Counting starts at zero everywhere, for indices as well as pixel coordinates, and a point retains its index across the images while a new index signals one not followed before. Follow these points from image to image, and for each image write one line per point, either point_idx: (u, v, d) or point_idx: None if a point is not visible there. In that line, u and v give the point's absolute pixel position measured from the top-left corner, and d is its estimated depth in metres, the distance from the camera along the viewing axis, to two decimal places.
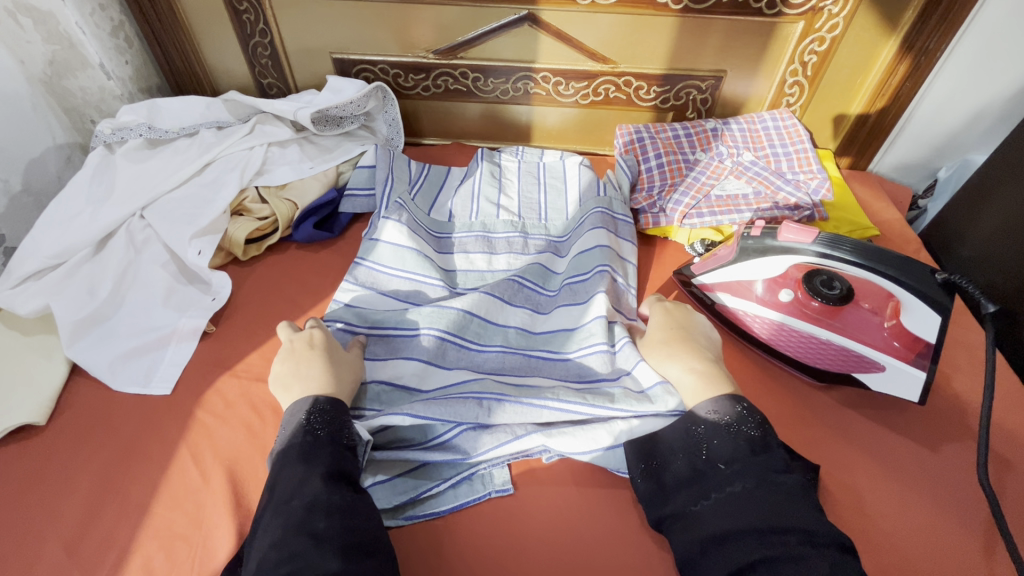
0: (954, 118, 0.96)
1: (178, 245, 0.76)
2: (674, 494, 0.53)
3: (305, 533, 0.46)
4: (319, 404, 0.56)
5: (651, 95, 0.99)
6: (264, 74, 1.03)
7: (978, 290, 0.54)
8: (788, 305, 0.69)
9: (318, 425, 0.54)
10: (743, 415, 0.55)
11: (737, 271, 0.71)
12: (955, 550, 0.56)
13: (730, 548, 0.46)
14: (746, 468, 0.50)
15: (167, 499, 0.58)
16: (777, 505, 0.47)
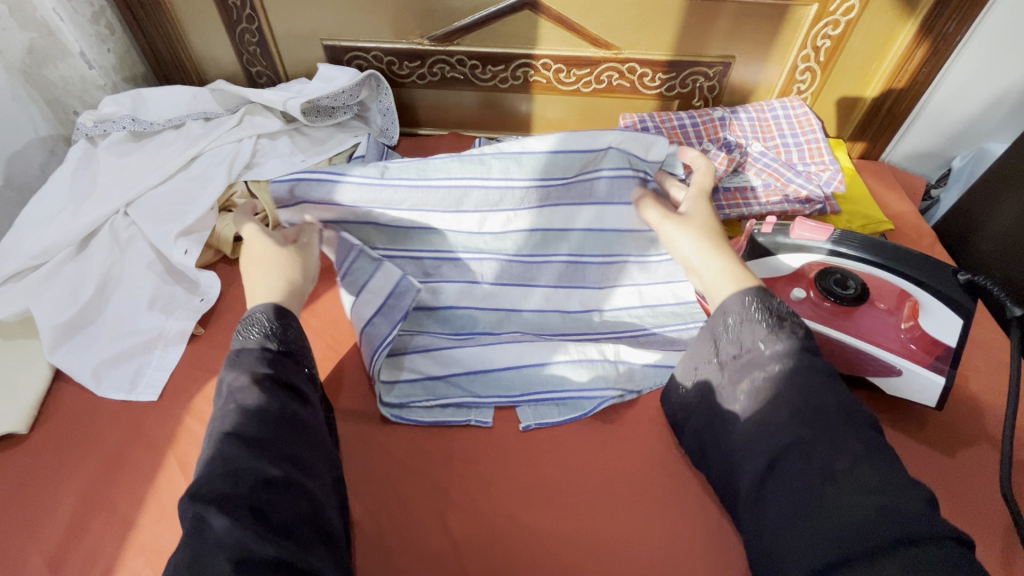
0: (972, 104, 0.92)
1: (163, 243, 0.73)
2: (716, 395, 0.54)
3: (238, 435, 0.45)
4: (272, 312, 0.53)
5: (657, 82, 0.94)
6: (253, 62, 0.98)
7: (1006, 295, 0.51)
8: (800, 304, 0.65)
9: (272, 337, 0.52)
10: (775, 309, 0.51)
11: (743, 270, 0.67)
12: (975, 563, 0.54)
13: (766, 440, 0.47)
14: (791, 352, 0.49)
15: (153, 510, 0.56)
16: (820, 393, 0.46)
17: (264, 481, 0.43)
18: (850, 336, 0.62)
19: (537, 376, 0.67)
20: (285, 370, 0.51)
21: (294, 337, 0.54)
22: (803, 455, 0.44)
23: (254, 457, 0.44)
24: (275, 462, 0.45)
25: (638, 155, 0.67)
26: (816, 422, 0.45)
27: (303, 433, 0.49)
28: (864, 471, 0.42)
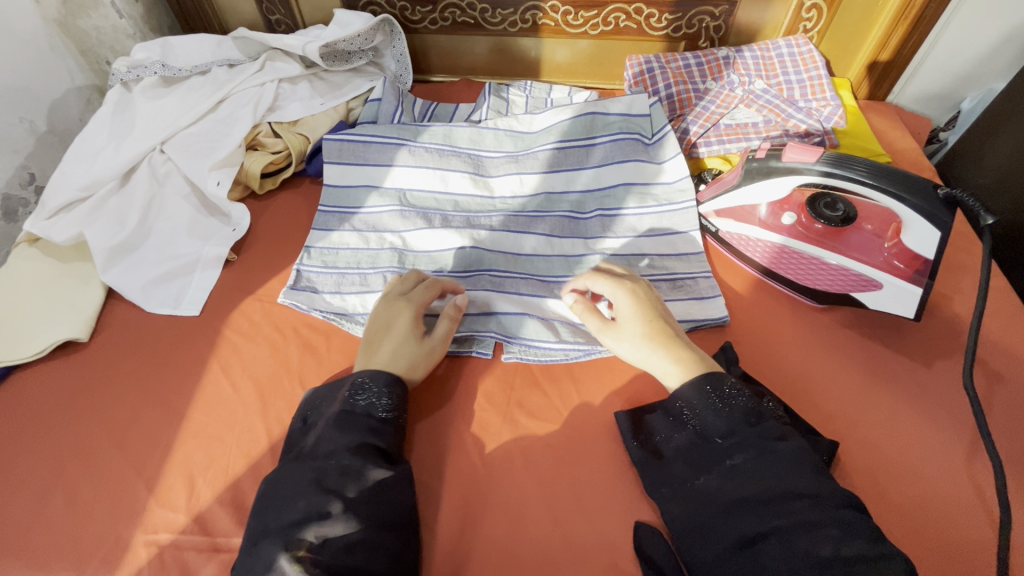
0: (982, 40, 0.92)
1: (198, 176, 0.79)
2: (669, 468, 0.56)
3: (334, 495, 0.49)
4: (381, 379, 0.58)
5: (663, 23, 0.96)
6: (271, 10, 1.02)
7: (980, 204, 0.56)
8: (791, 227, 0.72)
9: (381, 402, 0.57)
10: (729, 392, 0.55)
11: (742, 193, 0.73)
12: (938, 457, 0.59)
13: (738, 518, 0.47)
14: (745, 439, 0.51)
15: (201, 406, 0.64)
16: (778, 475, 0.48)
17: (349, 541, 0.47)
18: (835, 254, 0.68)
19: (536, 308, 0.73)
20: (387, 440, 0.55)
21: (400, 404, 0.58)
22: (775, 537, 0.45)
23: (340, 518, 0.48)
24: (366, 522, 0.49)
25: (646, 137, 0.83)
26: (789, 497, 0.46)
27: (396, 495, 0.52)
28: (829, 530, 0.43)
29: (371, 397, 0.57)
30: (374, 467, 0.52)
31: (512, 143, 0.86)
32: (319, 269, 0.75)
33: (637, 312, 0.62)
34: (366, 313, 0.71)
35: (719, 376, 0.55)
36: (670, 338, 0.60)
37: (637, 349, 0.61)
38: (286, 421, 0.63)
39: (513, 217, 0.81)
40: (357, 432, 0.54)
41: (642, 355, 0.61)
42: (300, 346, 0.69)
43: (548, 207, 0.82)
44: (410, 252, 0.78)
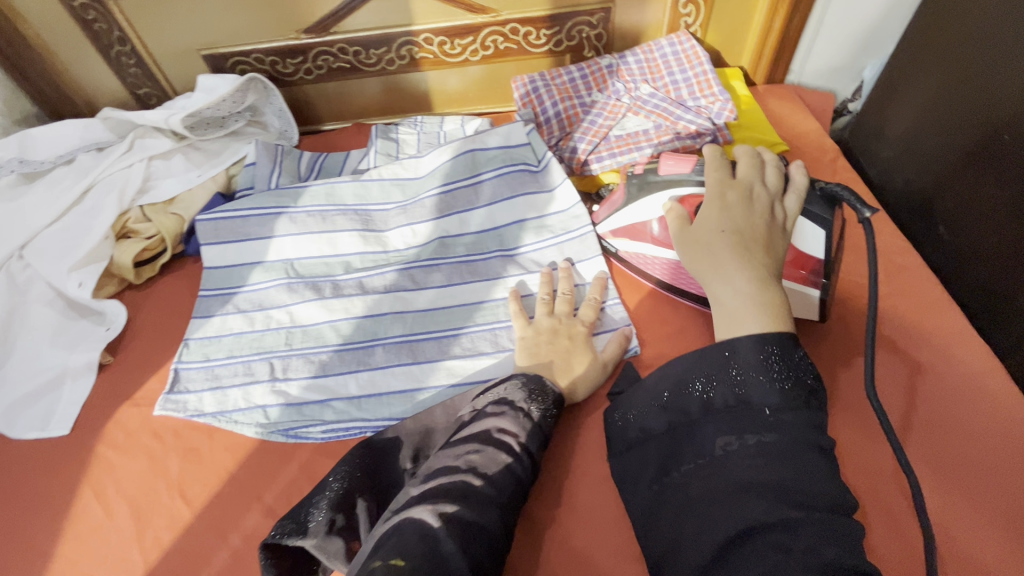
0: (864, 11, 0.90)
1: (58, 278, 0.74)
2: (697, 431, 0.51)
3: (487, 484, 0.49)
4: (557, 393, 0.58)
5: (543, 39, 0.93)
6: (138, 84, 0.97)
7: (856, 198, 0.56)
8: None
9: (548, 416, 0.57)
10: (795, 360, 0.49)
11: (631, 211, 0.69)
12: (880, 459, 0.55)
13: (751, 501, 0.43)
14: (792, 420, 0.46)
15: (71, 540, 0.58)
16: (803, 465, 0.44)
17: (484, 541, 0.46)
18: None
19: (430, 371, 0.67)
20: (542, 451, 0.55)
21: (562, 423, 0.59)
22: (781, 527, 0.41)
23: (487, 509, 0.48)
24: (504, 524, 0.48)
25: (533, 165, 0.79)
26: (809, 494, 0.42)
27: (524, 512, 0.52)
28: (833, 529, 0.41)
29: (543, 408, 0.57)
30: (525, 470, 0.52)
31: (399, 192, 0.82)
32: (198, 364, 0.70)
33: (735, 221, 0.56)
34: (256, 405, 0.66)
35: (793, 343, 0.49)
36: (752, 252, 0.54)
37: (711, 262, 0.56)
38: (165, 541, 0.57)
39: (406, 271, 0.76)
40: (529, 432, 0.54)
41: (708, 270, 0.56)
42: (181, 452, 0.63)
43: (443, 253, 0.77)
44: (297, 327, 0.73)
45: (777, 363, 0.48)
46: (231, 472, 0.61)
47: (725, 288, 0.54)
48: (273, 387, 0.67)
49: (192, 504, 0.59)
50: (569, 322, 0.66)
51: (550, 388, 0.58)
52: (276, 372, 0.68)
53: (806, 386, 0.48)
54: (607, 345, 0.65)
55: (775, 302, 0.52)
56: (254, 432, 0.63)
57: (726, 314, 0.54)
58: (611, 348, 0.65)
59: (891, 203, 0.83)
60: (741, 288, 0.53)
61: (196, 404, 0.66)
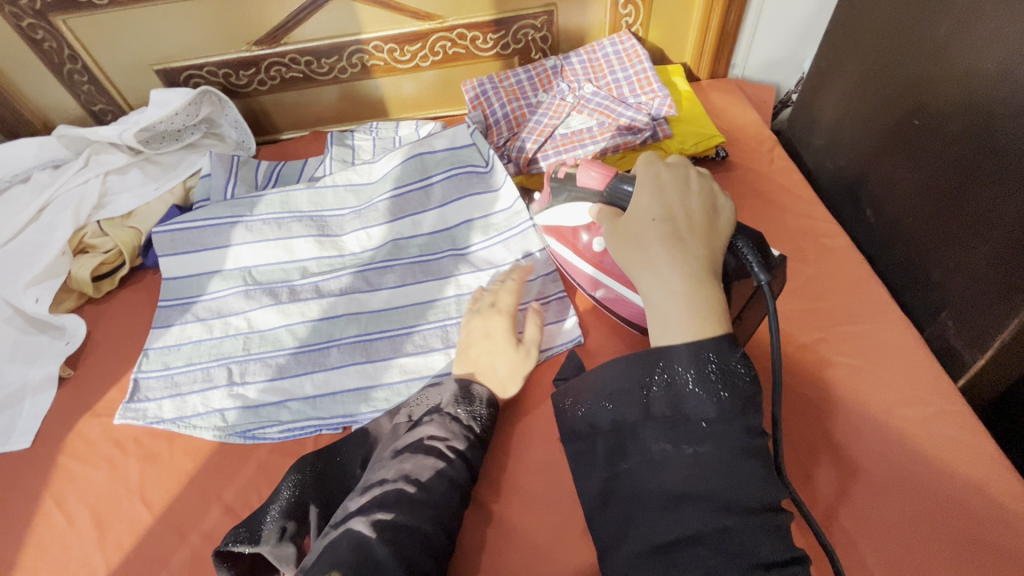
0: (794, 7, 0.94)
1: (14, 296, 0.75)
2: (638, 431, 0.50)
3: (419, 489, 0.52)
4: (486, 397, 0.61)
5: (490, 43, 0.96)
6: (92, 101, 0.97)
7: (761, 261, 0.51)
8: (601, 255, 0.67)
9: (479, 419, 0.59)
10: (731, 370, 0.47)
11: (559, 213, 0.70)
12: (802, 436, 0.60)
13: (684, 511, 0.45)
14: (723, 431, 0.46)
15: (33, 548, 0.59)
16: (733, 474, 0.45)
17: (421, 543, 0.49)
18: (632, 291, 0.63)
19: (383, 368, 0.69)
20: (476, 452, 0.57)
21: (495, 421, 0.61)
22: (712, 537, 0.44)
23: (421, 512, 0.50)
24: (441, 525, 0.51)
25: (482, 167, 0.82)
26: (738, 501, 0.44)
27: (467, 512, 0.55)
28: (760, 533, 0.44)
29: (474, 412, 0.59)
30: (459, 471, 0.54)
31: (354, 198, 0.85)
32: (158, 373, 0.72)
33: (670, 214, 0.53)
34: (214, 409, 0.68)
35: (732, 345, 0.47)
36: (687, 246, 0.51)
37: (642, 257, 0.53)
38: (126, 544, 0.59)
39: (361, 273, 0.78)
40: (460, 437, 0.57)
41: (640, 264, 0.53)
42: (141, 458, 0.65)
43: (396, 254, 0.80)
44: (255, 333, 0.75)
45: (713, 368, 0.46)
46: (191, 474, 0.63)
47: (659, 285, 0.51)
48: (230, 392, 0.69)
49: (152, 508, 0.61)
50: (491, 313, 0.68)
51: (479, 390, 0.61)
52: (234, 376, 0.70)
53: (743, 392, 0.46)
54: (527, 327, 0.67)
55: (711, 301, 0.49)
56: (212, 435, 0.65)
57: (662, 315, 0.50)
58: (531, 333, 0.67)
59: (826, 189, 0.87)
60: (676, 287, 0.50)
61: (156, 412, 0.68)
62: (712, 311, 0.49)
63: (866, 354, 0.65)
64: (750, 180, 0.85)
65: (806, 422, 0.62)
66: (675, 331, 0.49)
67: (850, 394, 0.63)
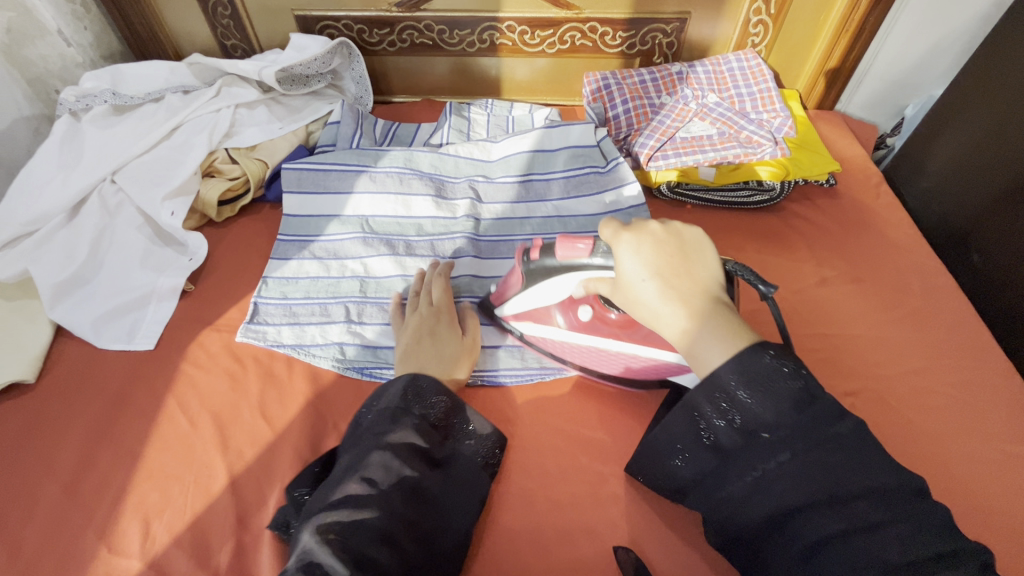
0: (917, 54, 0.97)
1: (150, 206, 0.77)
2: (721, 480, 0.47)
3: (370, 488, 0.49)
4: (434, 387, 0.57)
5: (618, 41, 0.99)
6: (226, 35, 1.01)
7: (756, 275, 0.49)
8: (591, 322, 0.64)
9: (431, 409, 0.56)
10: (763, 371, 0.43)
11: (530, 296, 0.65)
12: (920, 460, 0.62)
13: (795, 526, 0.42)
14: (798, 431, 0.43)
15: (158, 444, 0.62)
16: (828, 468, 0.42)
17: (372, 536, 0.46)
18: (624, 342, 0.63)
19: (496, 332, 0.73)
20: (433, 442, 0.55)
21: (449, 409, 0.58)
22: (838, 542, 0.40)
23: (369, 512, 0.47)
24: (397, 521, 0.49)
25: (600, 165, 0.86)
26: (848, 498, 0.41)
27: (437, 504, 0.53)
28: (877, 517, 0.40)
29: (423, 402, 0.56)
30: (419, 471, 0.52)
31: (472, 171, 0.88)
32: (277, 301, 0.74)
33: (652, 263, 0.49)
34: (334, 343, 0.70)
35: (758, 349, 0.43)
36: (682, 281, 0.48)
37: (644, 309, 0.50)
38: (247, 453, 0.61)
39: (473, 241, 0.81)
40: (410, 430, 0.54)
41: (655, 290, 0.48)
42: (261, 376, 0.67)
43: (508, 231, 0.83)
44: (371, 278, 0.77)
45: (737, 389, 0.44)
46: (309, 399, 0.65)
47: (668, 321, 0.48)
48: (349, 328, 0.72)
49: (272, 424, 0.63)
50: (434, 312, 0.67)
51: (421, 377, 0.57)
52: (353, 315, 0.73)
53: (791, 397, 0.42)
54: (469, 321, 0.68)
55: (732, 319, 0.47)
56: (335, 366, 0.68)
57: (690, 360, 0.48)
58: (472, 326, 0.68)
59: (927, 231, 0.89)
60: (683, 328, 0.47)
61: (275, 337, 0.70)
62: (733, 320, 0.47)
63: (971, 388, 0.67)
64: (857, 210, 0.86)
65: (910, 442, 0.63)
66: (711, 351, 0.46)
67: (952, 423, 0.64)
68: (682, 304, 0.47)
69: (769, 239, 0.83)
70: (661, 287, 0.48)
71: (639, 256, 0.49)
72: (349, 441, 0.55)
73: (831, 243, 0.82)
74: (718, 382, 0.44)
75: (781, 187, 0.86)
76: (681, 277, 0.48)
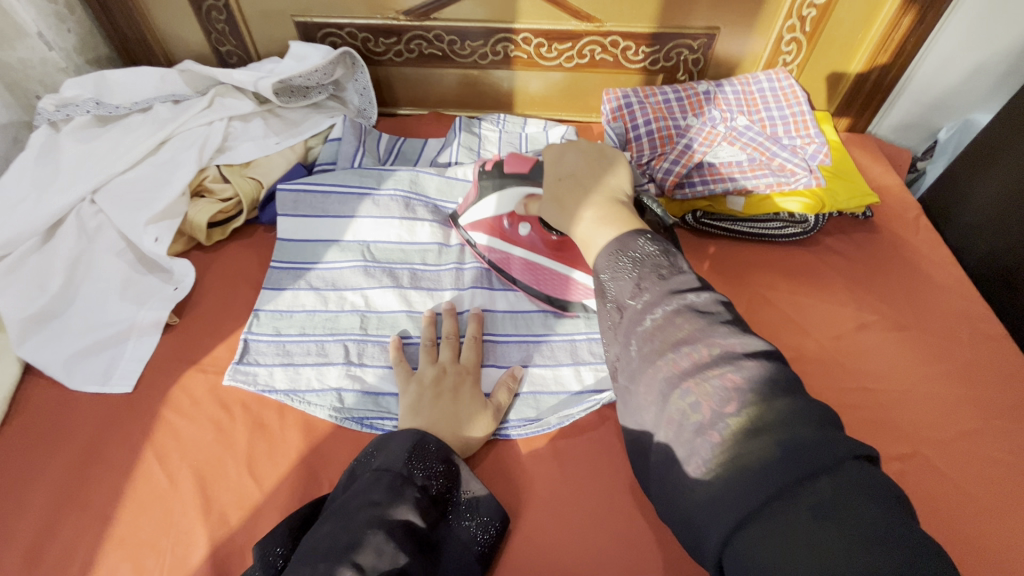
0: (957, 77, 0.91)
1: (133, 231, 0.71)
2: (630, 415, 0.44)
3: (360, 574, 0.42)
4: (441, 452, 0.54)
5: (640, 56, 0.92)
6: (222, 41, 0.94)
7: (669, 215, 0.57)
8: (528, 236, 0.69)
9: (433, 481, 0.52)
10: (647, 254, 0.45)
11: (481, 207, 0.71)
12: (979, 537, 0.55)
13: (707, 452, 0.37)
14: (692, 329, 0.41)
15: (132, 505, 0.55)
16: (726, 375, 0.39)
17: None
18: (558, 263, 0.68)
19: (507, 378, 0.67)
20: (428, 521, 0.50)
21: (448, 482, 0.53)
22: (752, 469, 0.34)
23: None
24: None
25: None
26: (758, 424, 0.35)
27: None
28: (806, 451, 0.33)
29: (426, 470, 0.52)
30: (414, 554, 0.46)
31: None
32: (269, 338, 0.68)
33: (568, 168, 0.56)
34: (330, 388, 0.64)
35: (632, 232, 0.47)
36: (590, 186, 0.54)
37: (555, 208, 0.55)
38: (231, 519, 0.55)
39: (485, 272, 0.75)
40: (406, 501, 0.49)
41: (562, 189, 0.54)
42: (249, 425, 0.61)
43: None
44: (373, 313, 0.71)
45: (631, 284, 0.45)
46: (303, 453, 0.59)
47: (571, 217, 0.53)
48: (348, 371, 0.65)
49: (260, 483, 0.57)
50: (459, 370, 0.63)
51: (428, 436, 0.55)
52: (351, 356, 0.67)
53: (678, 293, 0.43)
54: (499, 390, 0.64)
55: (624, 215, 0.50)
56: (332, 416, 0.62)
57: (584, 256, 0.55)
58: (500, 396, 0.63)
59: (970, 268, 0.83)
60: (579, 218, 0.52)
61: (266, 381, 0.64)
62: (624, 214, 0.50)
63: None
64: (897, 246, 0.80)
65: (965, 514, 0.57)
66: (597, 234, 0.50)
67: (1010, 493, 0.58)
68: (584, 199, 0.53)
69: (802, 276, 0.77)
70: (568, 186, 0.54)
71: (561, 165, 0.56)
72: (331, 510, 0.49)
73: (870, 283, 0.76)
74: (599, 257, 0.48)
75: (816, 221, 0.80)
76: (588, 180, 0.54)
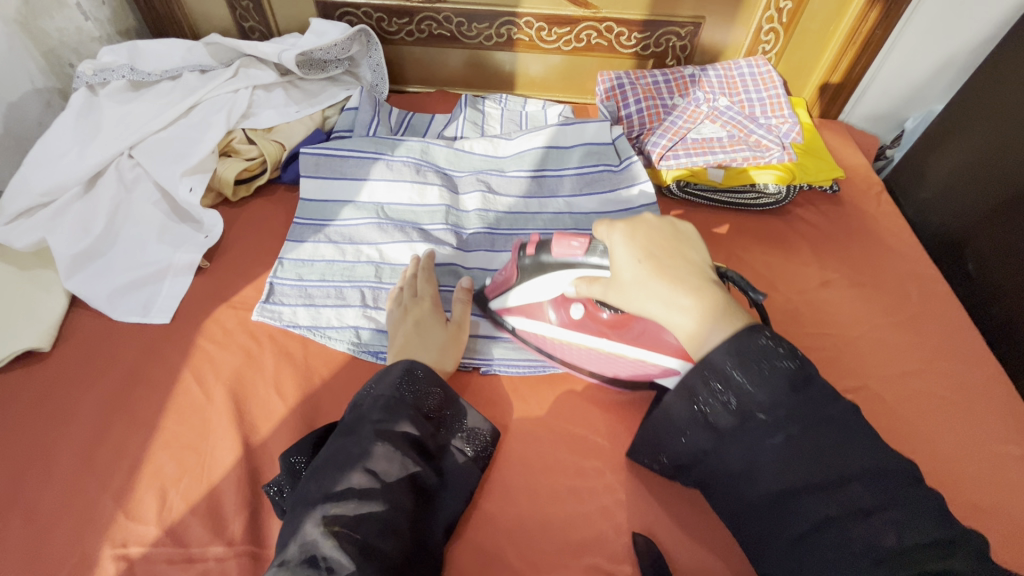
0: (921, 69, 0.99)
1: (170, 182, 0.78)
2: (721, 456, 0.48)
3: (373, 480, 0.51)
4: (429, 376, 0.59)
5: (633, 41, 1.01)
6: (245, 17, 1.01)
7: (749, 282, 0.51)
8: (580, 321, 0.63)
9: (426, 400, 0.58)
10: (765, 355, 0.46)
11: (524, 290, 0.64)
12: (915, 457, 0.64)
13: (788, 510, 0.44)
14: (784, 406, 0.45)
15: (174, 416, 0.62)
16: (815, 450, 0.44)
17: (375, 528, 0.49)
18: (614, 342, 0.62)
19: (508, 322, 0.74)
20: (425, 433, 0.57)
21: (441, 403, 0.59)
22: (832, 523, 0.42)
23: (371, 503, 0.50)
24: (398, 511, 0.51)
25: (613, 164, 0.88)
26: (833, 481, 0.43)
27: (431, 495, 0.55)
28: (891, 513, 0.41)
29: (419, 391, 0.58)
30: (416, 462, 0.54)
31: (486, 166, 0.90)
32: (292, 282, 0.75)
33: (645, 250, 0.51)
34: (348, 326, 0.71)
35: (755, 332, 0.46)
36: (677, 273, 0.50)
37: (643, 296, 0.50)
38: (263, 428, 0.62)
39: (488, 234, 0.83)
40: (404, 417, 0.55)
41: (652, 278, 0.50)
42: (276, 353, 0.68)
43: (519, 224, 0.84)
44: (386, 264, 0.78)
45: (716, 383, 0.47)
46: (325, 377, 0.66)
47: (668, 307, 0.50)
48: (364, 312, 0.73)
49: (287, 400, 0.64)
50: (418, 301, 0.69)
51: (416, 363, 0.60)
52: (367, 300, 0.74)
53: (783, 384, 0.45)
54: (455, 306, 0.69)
55: (729, 305, 0.49)
56: (350, 349, 0.69)
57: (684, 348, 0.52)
58: (459, 313, 0.69)
59: (925, 241, 0.92)
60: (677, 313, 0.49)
61: (290, 318, 0.71)
62: (730, 307, 0.49)
63: (964, 391, 0.70)
64: (859, 217, 0.89)
65: (905, 438, 0.66)
66: (714, 336, 0.48)
67: (945, 422, 0.67)
68: (683, 291, 0.49)
69: (774, 241, 0.86)
70: (659, 274, 0.50)
71: (636, 246, 0.51)
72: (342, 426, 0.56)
73: (833, 248, 0.85)
74: (721, 367, 0.46)
75: (787, 192, 0.89)
76: (675, 265, 0.50)
